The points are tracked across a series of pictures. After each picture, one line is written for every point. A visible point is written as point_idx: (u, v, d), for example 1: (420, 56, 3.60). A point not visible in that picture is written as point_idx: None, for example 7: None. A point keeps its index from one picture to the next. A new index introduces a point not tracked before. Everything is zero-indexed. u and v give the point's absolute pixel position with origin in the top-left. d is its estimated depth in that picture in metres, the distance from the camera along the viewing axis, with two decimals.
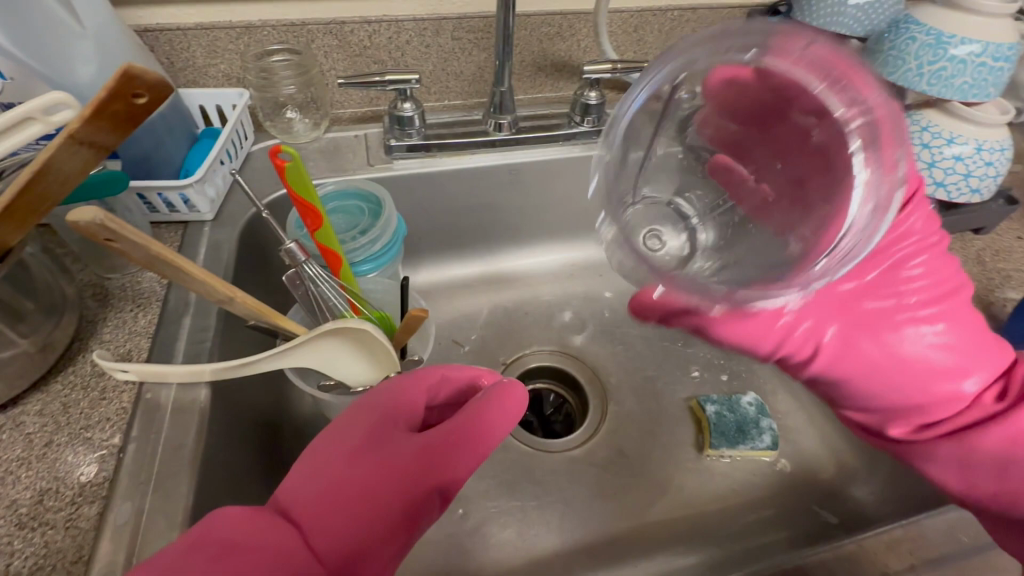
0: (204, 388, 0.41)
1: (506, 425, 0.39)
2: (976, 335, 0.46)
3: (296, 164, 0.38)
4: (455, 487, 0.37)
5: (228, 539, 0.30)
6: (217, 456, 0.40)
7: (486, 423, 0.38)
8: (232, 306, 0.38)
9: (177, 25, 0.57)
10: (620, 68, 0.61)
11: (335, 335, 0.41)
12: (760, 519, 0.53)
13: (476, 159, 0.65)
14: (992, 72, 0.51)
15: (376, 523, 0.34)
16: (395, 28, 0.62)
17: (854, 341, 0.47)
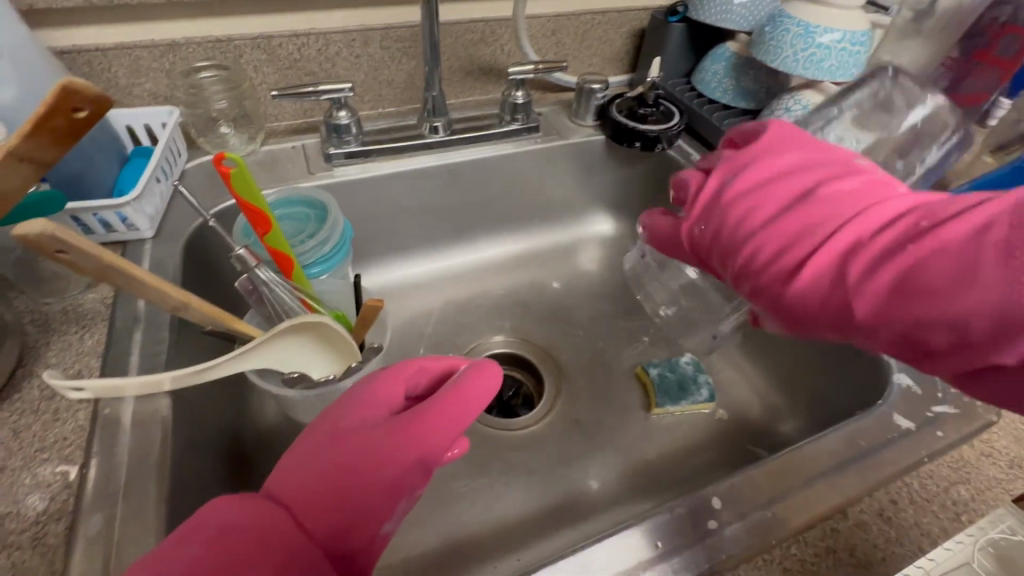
0: (163, 400, 0.41)
1: (482, 399, 0.41)
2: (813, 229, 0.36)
3: (242, 171, 0.39)
4: (435, 460, 0.38)
5: (220, 524, 0.32)
6: (183, 463, 0.40)
7: (461, 397, 0.40)
8: (187, 311, 0.39)
9: (97, 46, 0.57)
10: (541, 68, 0.67)
11: (292, 334, 0.43)
12: (703, 464, 0.59)
13: (415, 161, 0.67)
14: (852, 55, 0.60)
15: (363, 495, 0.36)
16: (324, 40, 0.64)
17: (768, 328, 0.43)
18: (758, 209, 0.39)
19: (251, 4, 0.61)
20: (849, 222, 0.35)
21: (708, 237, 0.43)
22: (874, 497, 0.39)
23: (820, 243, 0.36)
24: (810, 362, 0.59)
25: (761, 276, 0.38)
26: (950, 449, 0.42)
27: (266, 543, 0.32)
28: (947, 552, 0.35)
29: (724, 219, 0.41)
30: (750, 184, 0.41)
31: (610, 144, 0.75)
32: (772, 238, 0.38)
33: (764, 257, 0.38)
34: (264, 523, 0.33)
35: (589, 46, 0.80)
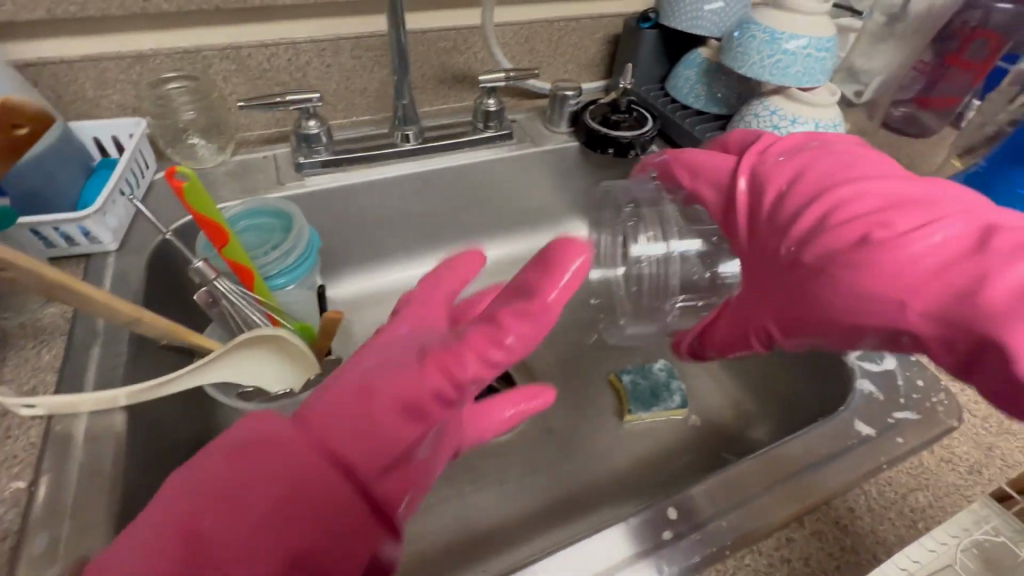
0: (119, 414, 0.41)
1: (531, 331, 0.27)
2: (937, 204, 0.33)
3: (194, 185, 0.39)
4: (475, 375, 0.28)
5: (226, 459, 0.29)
6: (138, 478, 0.40)
7: (525, 315, 0.27)
8: (140, 325, 0.39)
9: (62, 58, 0.57)
10: (512, 76, 0.67)
11: (246, 345, 0.43)
12: (674, 471, 0.59)
13: (390, 170, 0.68)
14: (818, 61, 0.61)
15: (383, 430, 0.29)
16: (293, 50, 0.64)
17: (806, 313, 0.37)
18: (873, 184, 0.36)
19: (220, 14, 0.61)
20: (950, 207, 0.33)
21: (786, 190, 0.39)
22: (831, 505, 0.39)
23: (923, 215, 0.33)
24: (781, 368, 0.59)
25: (840, 228, 0.35)
26: (909, 452, 0.42)
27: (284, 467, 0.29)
28: (931, 554, 0.36)
29: (838, 181, 0.37)
30: (860, 158, 0.39)
31: (584, 151, 0.75)
32: (874, 195, 0.35)
33: (872, 215, 0.34)
34: (272, 451, 0.29)
35: (564, 53, 0.80)
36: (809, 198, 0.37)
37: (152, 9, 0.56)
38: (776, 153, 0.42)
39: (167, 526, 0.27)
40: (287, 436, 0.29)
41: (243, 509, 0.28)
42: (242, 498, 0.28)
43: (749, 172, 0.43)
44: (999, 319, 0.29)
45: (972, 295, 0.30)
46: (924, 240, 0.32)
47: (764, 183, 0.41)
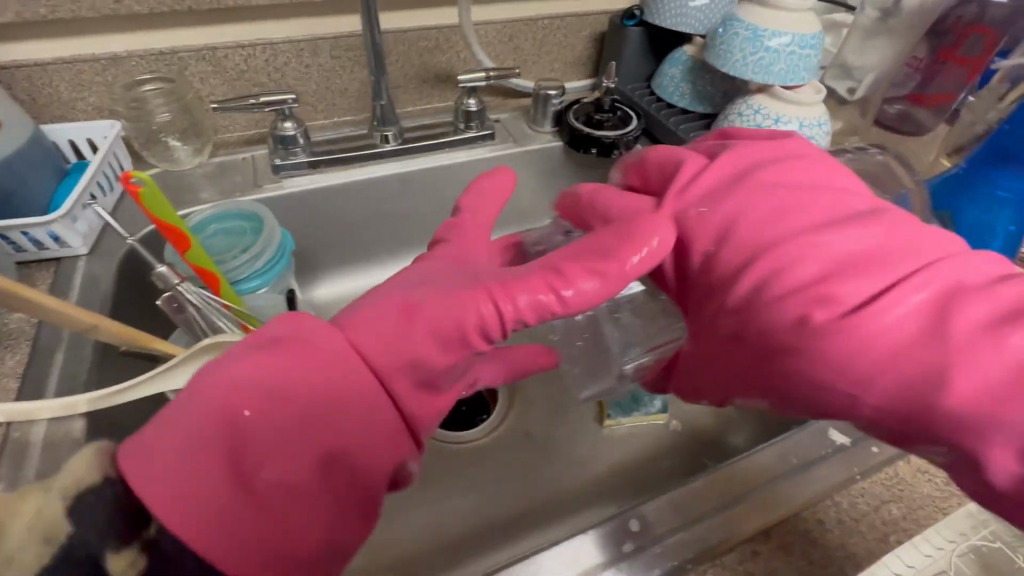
0: (79, 421, 0.40)
1: (595, 290, 0.33)
2: (891, 269, 0.28)
3: (152, 190, 0.39)
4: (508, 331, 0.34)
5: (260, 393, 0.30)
6: None
7: (586, 271, 0.33)
8: (95, 333, 0.38)
9: (36, 61, 0.57)
10: (492, 75, 0.66)
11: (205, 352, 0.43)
12: (653, 477, 0.58)
13: (369, 171, 0.67)
14: (802, 59, 0.59)
15: (422, 354, 0.33)
16: (270, 50, 0.64)
17: (757, 386, 0.33)
18: (817, 241, 0.30)
19: (195, 15, 0.60)
20: (907, 271, 0.28)
21: (719, 245, 0.33)
22: (800, 517, 0.38)
23: (879, 282, 0.28)
24: None
25: (787, 302, 0.30)
26: (885, 462, 0.41)
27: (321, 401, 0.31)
28: (926, 559, 0.35)
29: (775, 236, 0.31)
30: (801, 189, 0.33)
31: (568, 151, 0.74)
32: (819, 257, 0.30)
33: (822, 285, 0.29)
34: (316, 355, 0.32)
35: (549, 52, 0.78)
36: (746, 260, 0.32)
37: (124, 10, 0.56)
38: (702, 191, 0.35)
39: (200, 418, 0.28)
40: (330, 345, 0.32)
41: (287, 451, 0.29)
42: (289, 394, 0.30)
43: (675, 210, 0.35)
44: (966, 415, 0.26)
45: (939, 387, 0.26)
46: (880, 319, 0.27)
47: (690, 229, 0.34)
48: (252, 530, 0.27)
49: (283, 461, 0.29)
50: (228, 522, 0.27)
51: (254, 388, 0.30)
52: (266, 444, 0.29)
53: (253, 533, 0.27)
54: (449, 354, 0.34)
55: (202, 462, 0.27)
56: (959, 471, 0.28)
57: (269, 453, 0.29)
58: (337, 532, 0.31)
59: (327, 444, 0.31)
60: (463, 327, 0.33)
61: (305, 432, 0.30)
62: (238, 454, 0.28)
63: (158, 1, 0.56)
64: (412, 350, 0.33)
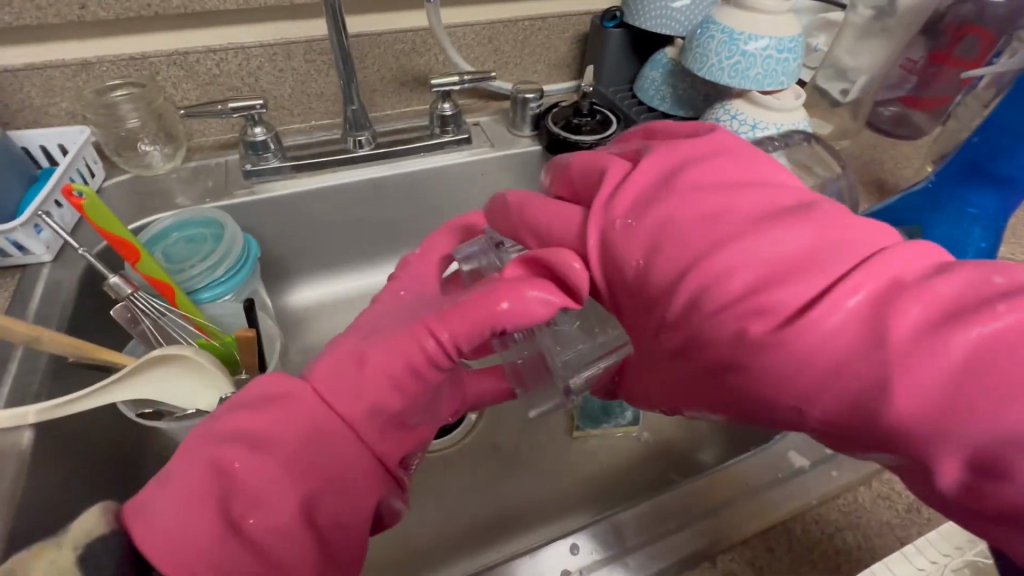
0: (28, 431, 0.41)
1: (533, 312, 0.30)
2: (819, 272, 0.26)
3: (89, 200, 0.40)
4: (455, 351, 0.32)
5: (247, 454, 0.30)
6: (42, 496, 0.39)
7: (525, 297, 0.30)
8: (40, 344, 0.40)
9: (6, 67, 0.57)
10: (466, 79, 0.65)
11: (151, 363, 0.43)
12: (619, 492, 0.57)
13: (340, 176, 0.66)
14: (780, 62, 0.57)
15: (381, 394, 0.32)
16: (242, 55, 0.63)
17: (704, 397, 0.32)
18: (746, 243, 0.28)
19: (163, 20, 0.60)
20: (840, 272, 0.26)
21: (651, 257, 0.31)
22: (749, 544, 0.37)
23: (809, 288, 0.26)
24: None
25: (724, 318, 0.28)
26: (842, 483, 0.40)
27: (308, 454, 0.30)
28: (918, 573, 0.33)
29: (703, 238, 0.29)
30: (729, 190, 0.31)
31: (547, 155, 0.73)
32: (752, 263, 0.27)
33: (748, 295, 0.27)
34: (296, 406, 0.31)
35: (530, 53, 0.77)
36: (676, 268, 0.30)
37: (92, 16, 0.56)
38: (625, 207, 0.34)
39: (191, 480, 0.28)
40: (307, 397, 0.32)
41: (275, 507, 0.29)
42: (270, 442, 0.30)
43: (600, 224, 0.34)
44: (906, 429, 0.24)
45: (877, 399, 0.24)
46: (807, 329, 0.26)
47: (617, 239, 0.33)
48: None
49: (274, 512, 0.29)
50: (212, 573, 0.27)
51: (241, 436, 0.30)
52: (254, 496, 0.29)
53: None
54: (408, 396, 0.32)
55: (197, 516, 0.27)
56: (911, 481, 0.26)
57: (255, 507, 0.28)
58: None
59: (316, 493, 0.30)
60: (414, 364, 0.32)
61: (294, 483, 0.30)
62: (227, 507, 0.28)
63: (123, 8, 0.56)
64: (370, 394, 0.32)
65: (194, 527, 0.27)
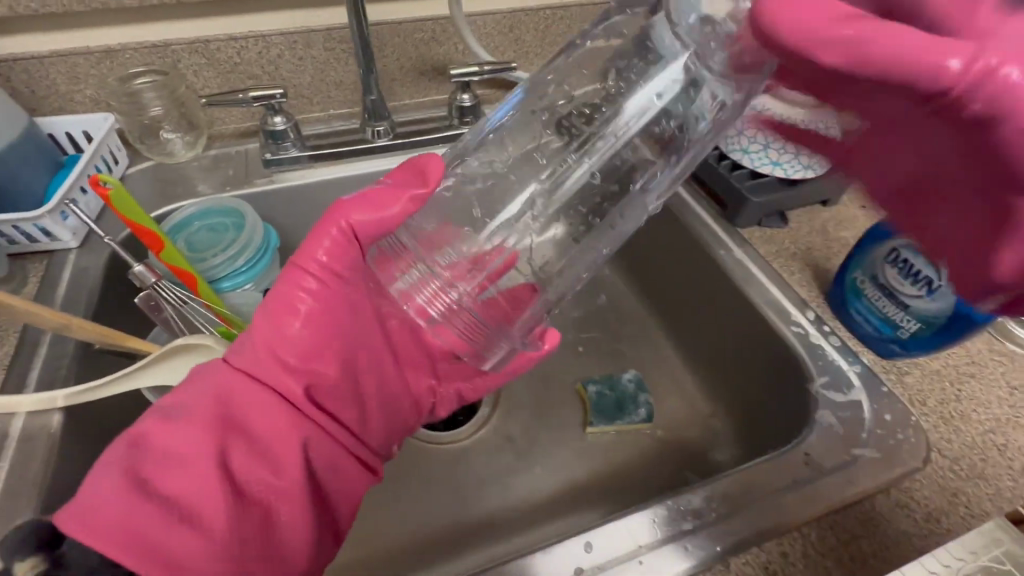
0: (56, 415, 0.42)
1: (384, 217, 0.39)
2: None
3: (119, 192, 0.41)
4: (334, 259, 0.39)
5: (163, 429, 0.36)
6: (69, 478, 0.40)
7: (377, 208, 0.39)
8: (69, 332, 0.41)
9: (32, 54, 0.58)
10: (486, 69, 0.64)
11: (174, 351, 0.44)
12: (632, 490, 0.57)
13: (358, 166, 0.66)
14: None
15: (280, 346, 0.39)
16: (263, 43, 0.63)
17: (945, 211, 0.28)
18: None
19: (186, 7, 0.60)
20: None
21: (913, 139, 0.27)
22: (763, 548, 0.37)
23: None
24: (752, 386, 0.55)
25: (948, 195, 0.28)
26: (859, 488, 0.39)
27: (218, 427, 0.37)
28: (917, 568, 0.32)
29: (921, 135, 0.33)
30: None
31: None
32: None
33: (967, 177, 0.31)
34: (205, 380, 0.39)
35: (552, 42, 0.76)
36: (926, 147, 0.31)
37: (117, 4, 0.56)
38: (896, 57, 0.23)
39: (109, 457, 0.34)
40: (216, 371, 0.39)
41: (193, 472, 0.34)
42: (183, 414, 0.36)
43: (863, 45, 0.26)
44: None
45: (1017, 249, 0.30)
46: None
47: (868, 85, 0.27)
48: (152, 531, 0.31)
49: (181, 481, 0.34)
50: (131, 523, 0.31)
51: (159, 413, 0.37)
52: (170, 458, 0.34)
53: (150, 535, 0.31)
54: (313, 336, 0.39)
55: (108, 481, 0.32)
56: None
57: (169, 469, 0.34)
58: (245, 544, 0.34)
59: (231, 462, 0.36)
60: (305, 293, 0.39)
61: (205, 446, 0.36)
62: (137, 467, 0.33)
63: None
64: (266, 348, 0.39)
65: (112, 492, 0.32)
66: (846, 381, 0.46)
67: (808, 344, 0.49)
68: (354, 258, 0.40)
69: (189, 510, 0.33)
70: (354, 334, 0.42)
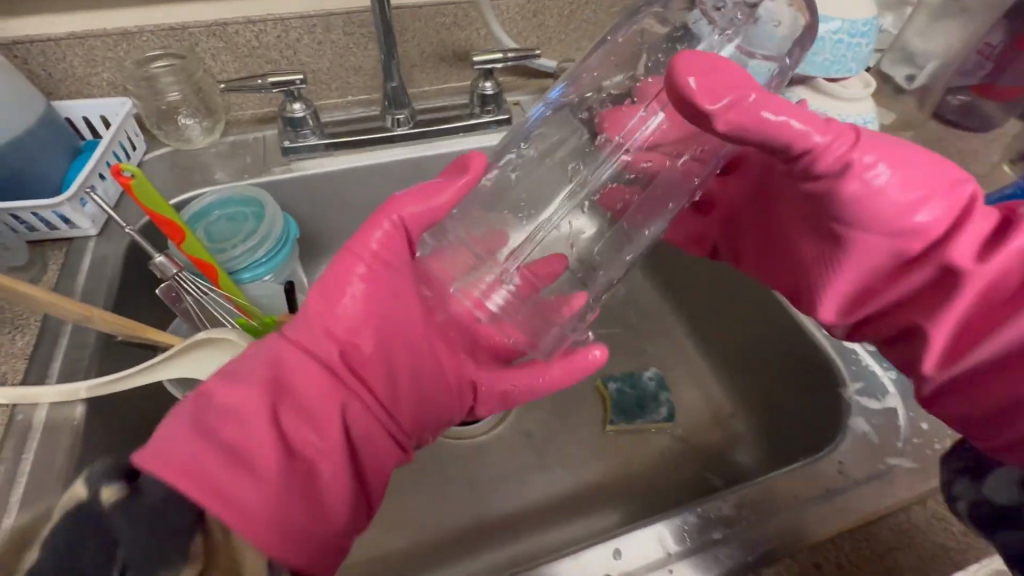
0: (80, 407, 0.41)
1: (437, 203, 0.37)
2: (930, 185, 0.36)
3: (139, 181, 0.39)
4: (390, 239, 0.36)
5: (226, 386, 0.33)
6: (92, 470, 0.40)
7: (426, 197, 0.37)
8: (91, 323, 0.41)
9: (49, 36, 0.57)
10: (509, 56, 0.62)
11: (195, 343, 0.43)
12: (653, 490, 0.56)
13: (377, 155, 0.65)
14: (851, 48, 0.52)
15: (336, 318, 0.35)
16: (282, 26, 0.62)
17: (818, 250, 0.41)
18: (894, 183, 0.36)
19: None
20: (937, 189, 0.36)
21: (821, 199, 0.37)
22: (796, 559, 0.36)
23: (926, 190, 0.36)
24: (779, 388, 0.54)
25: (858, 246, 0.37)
26: (896, 500, 0.38)
27: (274, 394, 0.34)
28: None
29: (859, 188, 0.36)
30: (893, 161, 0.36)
31: None
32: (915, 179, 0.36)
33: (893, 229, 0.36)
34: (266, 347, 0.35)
35: (576, 29, 0.73)
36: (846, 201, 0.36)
37: None
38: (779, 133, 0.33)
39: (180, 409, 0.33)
40: (275, 338, 0.36)
41: (249, 434, 0.32)
42: (243, 376, 0.34)
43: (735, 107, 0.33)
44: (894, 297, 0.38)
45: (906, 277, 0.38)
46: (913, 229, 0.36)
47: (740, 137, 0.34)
48: (212, 474, 0.31)
49: (241, 439, 0.32)
50: (194, 463, 0.30)
51: (222, 371, 0.34)
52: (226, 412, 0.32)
53: (210, 475, 0.31)
54: (366, 315, 0.35)
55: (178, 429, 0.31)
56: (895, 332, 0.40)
57: (228, 424, 0.32)
58: (290, 508, 0.32)
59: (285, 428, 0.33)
60: (366, 270, 0.35)
61: (260, 403, 0.33)
62: (202, 419, 0.32)
63: None
64: (321, 321, 0.35)
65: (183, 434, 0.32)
66: (881, 387, 0.46)
67: (841, 349, 0.49)
68: (409, 244, 0.37)
69: (241, 463, 0.32)
70: (406, 319, 0.37)
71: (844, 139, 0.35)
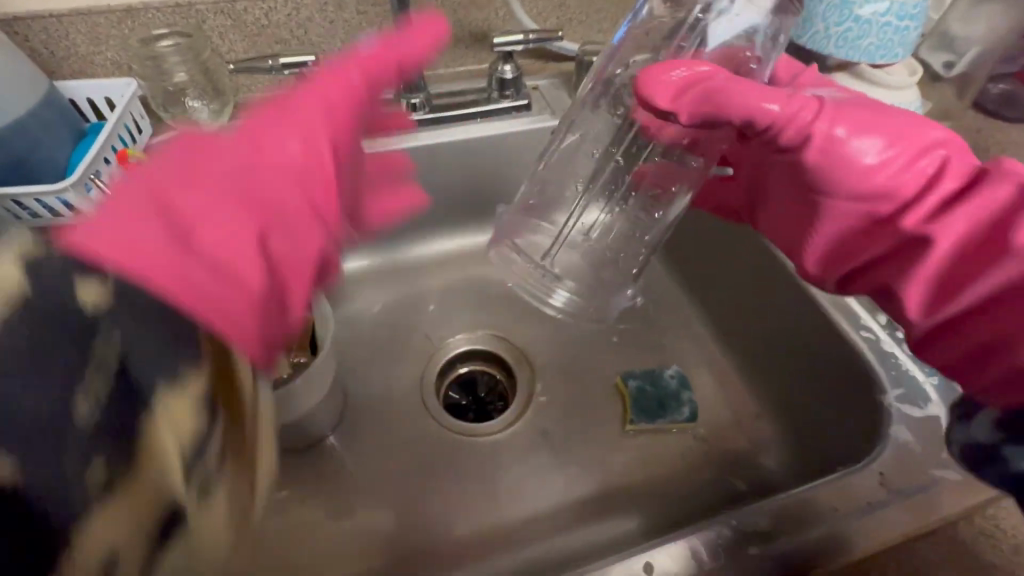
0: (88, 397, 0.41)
1: (423, 47, 0.36)
2: (900, 137, 0.40)
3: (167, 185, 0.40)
4: (367, 80, 0.35)
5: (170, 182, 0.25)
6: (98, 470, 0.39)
7: (411, 42, 0.36)
8: None
9: (50, 12, 0.54)
10: (531, 38, 0.59)
11: None
12: (674, 493, 0.54)
13: (391, 140, 0.62)
14: (898, 32, 0.49)
15: (311, 128, 0.31)
16: (293, 4, 0.59)
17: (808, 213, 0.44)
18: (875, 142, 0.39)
19: None
20: (905, 143, 0.40)
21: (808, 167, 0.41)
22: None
23: (901, 149, 0.40)
24: (808, 390, 0.52)
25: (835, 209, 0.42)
26: (942, 515, 0.37)
27: (249, 197, 0.27)
28: None
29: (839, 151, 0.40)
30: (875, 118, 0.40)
31: None
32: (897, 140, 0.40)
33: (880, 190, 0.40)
34: (217, 151, 0.28)
35: (599, 9, 0.70)
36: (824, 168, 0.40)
37: None
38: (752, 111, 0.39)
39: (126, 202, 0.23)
40: (231, 143, 0.29)
41: (226, 241, 0.25)
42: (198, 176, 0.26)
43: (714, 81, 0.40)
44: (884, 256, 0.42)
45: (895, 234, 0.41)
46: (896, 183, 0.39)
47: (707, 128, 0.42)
48: (205, 282, 0.23)
49: (220, 244, 0.25)
50: (176, 271, 0.22)
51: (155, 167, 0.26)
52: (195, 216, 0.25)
53: (203, 288, 0.23)
54: (337, 131, 0.33)
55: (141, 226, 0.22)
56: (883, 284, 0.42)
57: (201, 225, 0.25)
58: (268, 323, 0.26)
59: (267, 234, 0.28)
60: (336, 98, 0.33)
61: (240, 210, 0.27)
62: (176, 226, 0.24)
63: None
64: (296, 133, 0.31)
65: (147, 217, 0.23)
66: (922, 395, 0.44)
67: (880, 352, 0.47)
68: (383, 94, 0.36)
69: (228, 269, 0.24)
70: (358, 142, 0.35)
71: (817, 111, 0.39)
